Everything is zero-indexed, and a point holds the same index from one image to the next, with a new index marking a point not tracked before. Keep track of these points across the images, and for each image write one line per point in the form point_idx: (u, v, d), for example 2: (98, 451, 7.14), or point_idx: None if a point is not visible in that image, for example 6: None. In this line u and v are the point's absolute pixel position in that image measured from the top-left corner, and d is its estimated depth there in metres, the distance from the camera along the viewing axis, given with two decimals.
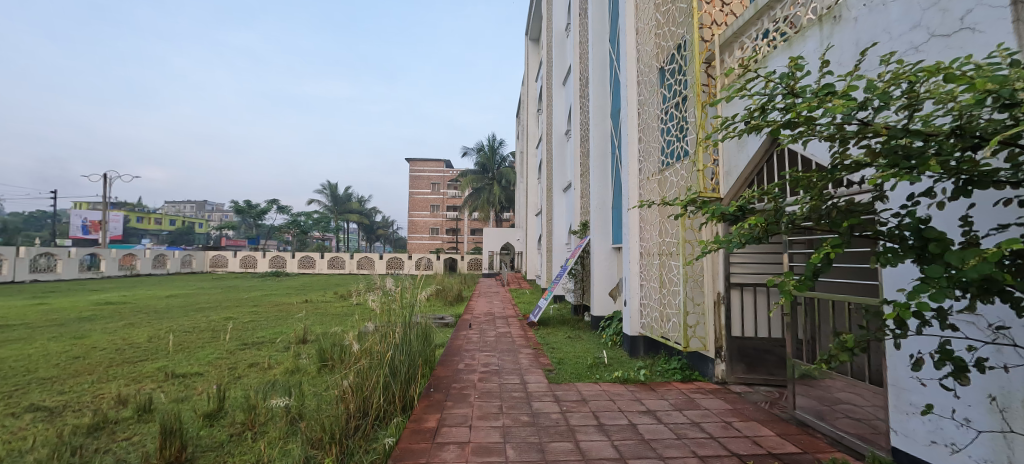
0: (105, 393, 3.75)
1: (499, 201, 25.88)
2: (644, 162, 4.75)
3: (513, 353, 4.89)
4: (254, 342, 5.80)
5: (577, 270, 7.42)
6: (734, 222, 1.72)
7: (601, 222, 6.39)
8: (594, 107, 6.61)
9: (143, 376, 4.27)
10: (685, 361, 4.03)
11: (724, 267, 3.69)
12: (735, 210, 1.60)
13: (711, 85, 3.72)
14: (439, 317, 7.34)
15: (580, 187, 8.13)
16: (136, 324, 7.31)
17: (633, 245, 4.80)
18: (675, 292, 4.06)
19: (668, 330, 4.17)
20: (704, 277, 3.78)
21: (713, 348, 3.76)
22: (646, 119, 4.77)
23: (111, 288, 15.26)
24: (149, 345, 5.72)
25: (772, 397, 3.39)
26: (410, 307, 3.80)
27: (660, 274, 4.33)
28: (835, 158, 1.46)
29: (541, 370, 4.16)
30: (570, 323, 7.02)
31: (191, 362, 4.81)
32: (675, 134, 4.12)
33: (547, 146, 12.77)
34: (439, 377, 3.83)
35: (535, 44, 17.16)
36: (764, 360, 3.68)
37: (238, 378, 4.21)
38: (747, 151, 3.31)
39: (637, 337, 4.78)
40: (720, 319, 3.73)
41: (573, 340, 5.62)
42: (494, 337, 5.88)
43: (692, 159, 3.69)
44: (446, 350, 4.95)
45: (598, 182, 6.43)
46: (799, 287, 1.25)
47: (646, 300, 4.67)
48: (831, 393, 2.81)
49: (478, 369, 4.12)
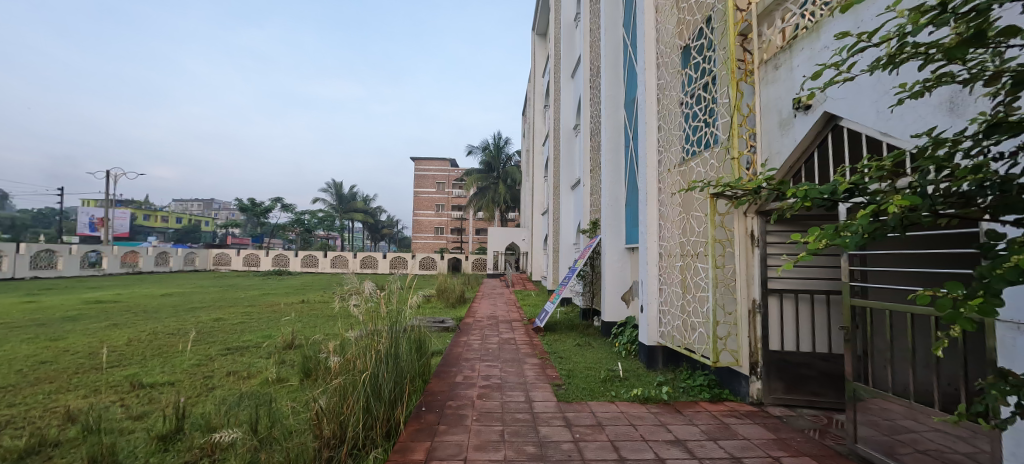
0: (57, 407, 3.33)
1: (505, 201, 25.45)
2: (664, 152, 4.27)
3: (518, 363, 4.41)
4: (238, 347, 5.36)
5: (587, 272, 6.94)
6: (829, 208, 1.25)
7: (613, 220, 5.90)
8: (607, 96, 6.13)
9: (108, 386, 3.83)
10: (712, 377, 3.56)
11: (760, 272, 3.24)
12: (837, 191, 1.14)
13: (747, 61, 3.23)
14: (438, 320, 6.87)
15: (589, 184, 7.63)
16: (120, 325, 6.90)
17: (651, 245, 4.31)
18: (701, 298, 3.57)
19: (692, 341, 3.68)
20: (737, 283, 3.32)
21: (746, 364, 3.29)
22: (667, 105, 4.28)
23: (107, 286, 14.90)
24: (127, 348, 5.30)
25: (819, 424, 2.91)
26: (398, 315, 3.29)
27: (683, 277, 3.84)
28: (994, 113, 1.00)
29: (549, 385, 3.68)
30: (579, 328, 6.54)
31: (164, 370, 4.39)
32: (703, 118, 3.61)
33: (554, 142, 12.31)
34: (434, 393, 3.35)
35: (542, 39, 16.66)
36: (807, 378, 3.18)
37: (211, 390, 3.78)
38: (793, 135, 2.81)
39: (655, 346, 4.29)
40: (754, 330, 3.26)
41: (583, 349, 5.14)
42: (497, 344, 5.41)
43: (725, 146, 3.22)
44: (444, 359, 4.49)
45: (610, 175, 5.98)
46: (983, 310, 0.77)
47: (665, 306, 4.18)
48: (897, 422, 2.31)
49: (478, 383, 3.65)
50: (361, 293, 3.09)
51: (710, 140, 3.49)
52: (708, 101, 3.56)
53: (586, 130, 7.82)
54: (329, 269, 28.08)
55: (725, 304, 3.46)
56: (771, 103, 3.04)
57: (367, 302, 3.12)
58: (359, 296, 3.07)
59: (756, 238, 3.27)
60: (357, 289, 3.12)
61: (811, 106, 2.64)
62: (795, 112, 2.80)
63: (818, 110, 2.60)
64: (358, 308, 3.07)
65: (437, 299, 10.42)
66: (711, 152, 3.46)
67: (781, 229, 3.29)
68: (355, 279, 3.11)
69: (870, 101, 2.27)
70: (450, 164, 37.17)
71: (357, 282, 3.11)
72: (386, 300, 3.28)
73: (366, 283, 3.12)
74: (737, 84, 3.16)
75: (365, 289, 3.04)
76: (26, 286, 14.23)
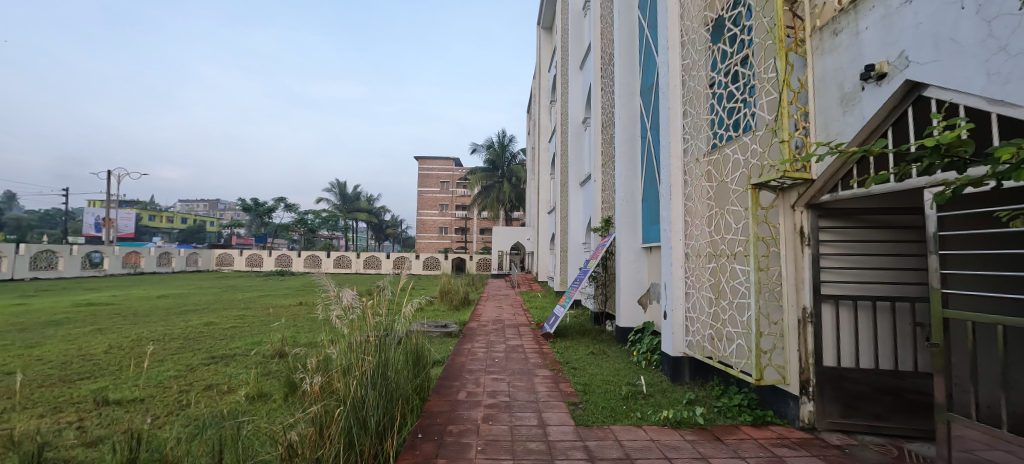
0: (4, 429, 2.93)
1: (510, 200, 24.98)
2: (691, 140, 3.83)
3: (527, 376, 3.96)
4: (223, 356, 4.94)
5: (599, 273, 6.48)
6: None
7: (629, 218, 5.45)
8: (621, 84, 5.69)
9: (69, 404, 3.43)
10: (753, 396, 3.10)
11: (812, 276, 2.79)
12: None
13: (798, 28, 2.77)
14: (441, 325, 6.45)
15: (600, 179, 7.15)
16: (104, 330, 6.53)
17: (676, 244, 3.85)
18: (739, 306, 3.10)
19: (728, 354, 3.19)
20: (783, 288, 2.87)
21: (795, 383, 2.84)
22: (693, 88, 3.82)
23: (106, 287, 14.69)
24: (104, 357, 4.92)
25: (889, 456, 2.45)
26: (389, 327, 2.84)
27: (715, 281, 3.38)
28: None
29: (563, 404, 3.22)
30: (591, 334, 6.08)
31: (137, 383, 3.97)
32: (739, 98, 3.15)
33: (561, 138, 11.89)
34: (432, 415, 2.92)
35: (548, 32, 16.17)
36: (867, 400, 2.74)
37: (183, 409, 3.35)
38: (860, 112, 2.37)
39: (680, 357, 3.84)
40: (803, 343, 2.81)
41: (599, 358, 4.67)
42: (504, 353, 4.96)
43: (771, 127, 2.76)
44: (445, 372, 4.05)
45: (625, 168, 5.55)
46: None
47: (692, 313, 3.73)
48: (979, 455, 1.93)
49: (484, 402, 3.21)
50: (338, 302, 2.59)
51: (749, 121, 3.03)
52: (744, 78, 3.11)
53: (598, 123, 7.34)
54: (333, 269, 27.80)
55: (770, 312, 3.00)
56: (829, 75, 2.58)
57: (352, 312, 2.65)
58: (337, 306, 2.59)
59: (806, 235, 2.83)
60: (335, 296, 2.63)
61: (886, 74, 2.21)
62: (864, 84, 2.35)
63: (897, 79, 2.15)
64: (343, 319, 2.59)
65: (440, 301, 9.98)
66: (751, 135, 2.99)
67: (836, 226, 2.84)
68: (335, 285, 2.65)
69: (977, 60, 1.79)
70: (454, 163, 36.76)
71: (338, 289, 2.66)
72: (376, 308, 2.86)
73: (346, 290, 2.66)
74: (785, 55, 2.69)
75: (343, 297, 2.56)
76: (22, 287, 13.96)
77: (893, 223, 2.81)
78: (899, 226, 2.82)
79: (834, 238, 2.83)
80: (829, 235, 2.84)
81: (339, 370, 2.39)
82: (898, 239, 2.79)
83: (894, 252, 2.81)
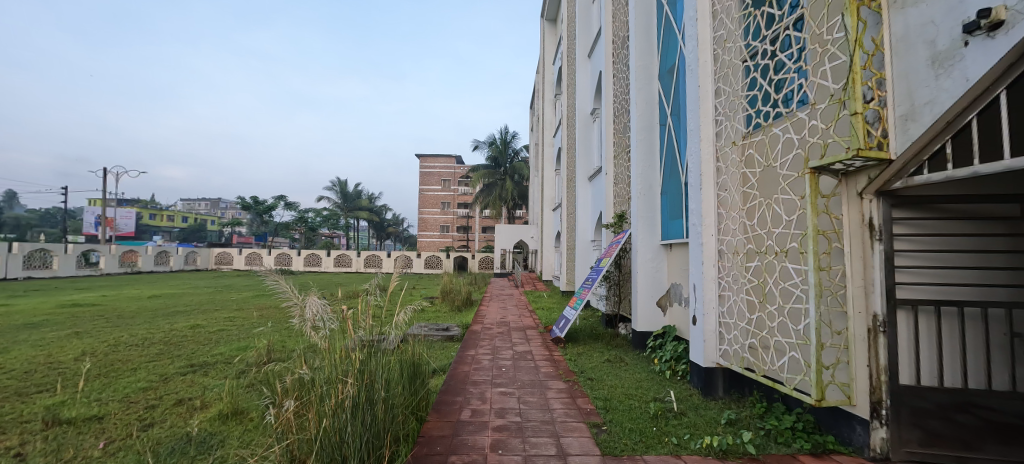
0: None
1: (512, 197, 24.51)
2: (725, 121, 3.37)
3: (539, 389, 3.51)
4: (203, 364, 4.50)
5: (612, 273, 6.02)
6: None
7: (646, 212, 4.99)
8: (638, 66, 5.20)
9: (14, 425, 2.98)
10: (808, 417, 2.66)
11: (884, 278, 2.32)
12: None
13: None
14: (442, 328, 6.03)
15: (612, 172, 6.67)
16: (83, 334, 6.11)
17: (708, 240, 3.39)
18: (792, 312, 2.63)
19: (777, 368, 2.72)
20: (848, 291, 2.41)
21: (864, 404, 2.38)
22: (727, 62, 3.36)
23: (98, 286, 14.31)
24: (73, 365, 4.49)
25: None
26: (376, 337, 2.38)
27: (759, 282, 2.91)
28: None
29: (584, 425, 2.77)
30: (604, 338, 5.61)
31: (99, 397, 3.53)
32: (790, 68, 2.68)
33: (567, 130, 11.42)
34: (431, 442, 2.46)
35: (552, 23, 15.68)
36: (951, 424, 2.29)
37: (143, 431, 2.90)
38: (961, 74, 1.90)
39: (713, 369, 3.37)
40: (873, 357, 2.35)
41: (616, 367, 4.22)
42: (511, 360, 4.51)
43: (837, 97, 2.29)
44: (446, 384, 3.60)
45: (642, 158, 5.06)
46: None
47: (727, 318, 3.27)
48: None
49: (492, 423, 2.76)
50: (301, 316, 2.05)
51: (804, 94, 2.56)
52: (797, 44, 2.65)
53: (609, 112, 6.87)
54: (333, 268, 27.41)
55: (831, 321, 2.54)
56: (915, 32, 2.11)
57: (326, 324, 2.15)
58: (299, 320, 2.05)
59: (877, 228, 2.35)
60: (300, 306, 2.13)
61: (1003, 23, 1.74)
62: (967, 38, 1.88)
63: (1019, 28, 1.68)
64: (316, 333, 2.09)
65: (441, 302, 9.52)
66: (809, 110, 2.51)
67: (912, 216, 2.37)
68: (298, 292, 2.13)
69: None
70: (455, 160, 36.31)
71: (302, 298, 2.14)
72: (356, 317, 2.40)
73: (313, 297, 2.13)
74: (858, 9, 2.21)
75: (308, 308, 2.03)
76: (12, 286, 13.58)
77: (981, 213, 2.35)
78: (989, 216, 2.35)
79: (911, 231, 2.36)
80: (903, 227, 2.38)
81: (308, 397, 1.92)
82: (987, 233, 2.33)
83: (982, 249, 2.35)
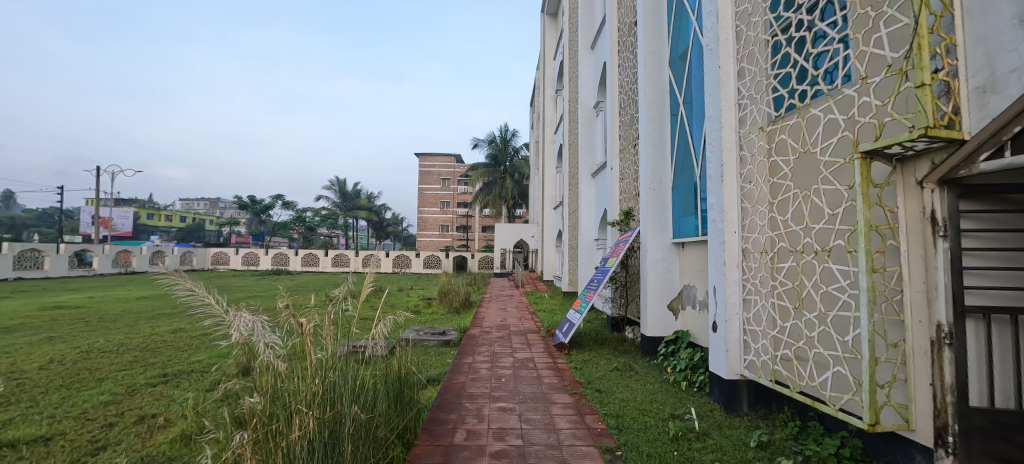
0: None
1: (512, 196, 24.17)
2: (749, 105, 3.01)
3: (543, 404, 3.15)
4: (177, 373, 4.14)
5: (619, 273, 5.66)
6: None
7: (656, 208, 4.63)
8: (647, 51, 4.82)
9: None
10: (856, 443, 2.31)
11: (951, 283, 1.94)
12: None
13: None
14: (439, 332, 5.67)
15: (618, 167, 6.31)
16: (56, 339, 5.73)
17: (731, 238, 3.04)
18: (837, 321, 2.29)
19: (817, 385, 2.38)
20: (907, 297, 2.08)
21: (924, 429, 2.05)
22: (752, 39, 3.00)
23: (86, 287, 13.94)
24: (36, 374, 4.13)
25: None
26: (349, 352, 2.00)
27: (795, 285, 2.56)
28: None
29: (596, 451, 2.40)
30: (611, 343, 5.25)
31: (53, 413, 3.16)
32: (833, 39, 2.33)
33: (569, 126, 11.10)
34: None
35: (552, 17, 15.35)
36: None
37: (93, 455, 2.53)
38: None
39: (737, 381, 3.01)
40: (937, 374, 1.97)
41: (627, 376, 3.86)
42: (511, 369, 4.15)
43: (899, 66, 1.93)
44: (439, 398, 3.25)
45: (652, 150, 4.69)
46: None
47: (754, 324, 2.91)
48: None
49: (488, 449, 2.39)
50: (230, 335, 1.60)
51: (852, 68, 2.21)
52: (841, 11, 2.29)
53: (615, 103, 6.51)
54: (332, 268, 27.07)
55: (886, 331, 2.21)
56: None
57: (272, 338, 1.71)
58: (233, 340, 1.61)
59: (941, 223, 1.98)
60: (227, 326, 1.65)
61: None
62: None
63: None
64: (266, 353, 1.67)
65: (438, 304, 9.16)
66: (859, 85, 2.16)
67: (985, 208, 2.00)
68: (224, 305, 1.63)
69: None
70: (455, 159, 36.01)
71: (231, 311, 1.67)
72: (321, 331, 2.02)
73: (245, 310, 1.68)
74: None
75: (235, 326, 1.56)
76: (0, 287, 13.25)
77: None
78: None
79: (982, 226, 2.00)
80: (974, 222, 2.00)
81: (260, 431, 1.56)
82: None
83: None
